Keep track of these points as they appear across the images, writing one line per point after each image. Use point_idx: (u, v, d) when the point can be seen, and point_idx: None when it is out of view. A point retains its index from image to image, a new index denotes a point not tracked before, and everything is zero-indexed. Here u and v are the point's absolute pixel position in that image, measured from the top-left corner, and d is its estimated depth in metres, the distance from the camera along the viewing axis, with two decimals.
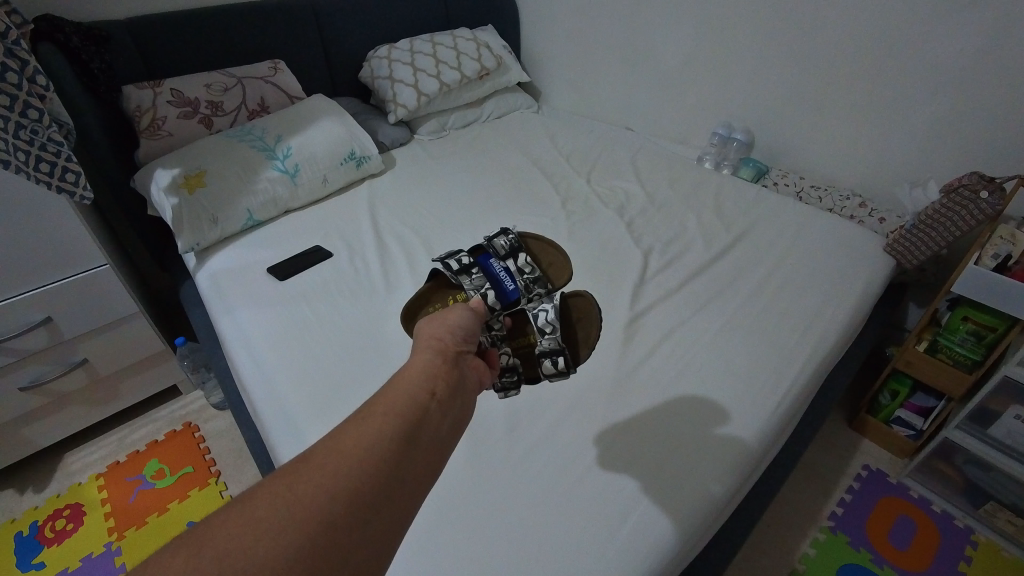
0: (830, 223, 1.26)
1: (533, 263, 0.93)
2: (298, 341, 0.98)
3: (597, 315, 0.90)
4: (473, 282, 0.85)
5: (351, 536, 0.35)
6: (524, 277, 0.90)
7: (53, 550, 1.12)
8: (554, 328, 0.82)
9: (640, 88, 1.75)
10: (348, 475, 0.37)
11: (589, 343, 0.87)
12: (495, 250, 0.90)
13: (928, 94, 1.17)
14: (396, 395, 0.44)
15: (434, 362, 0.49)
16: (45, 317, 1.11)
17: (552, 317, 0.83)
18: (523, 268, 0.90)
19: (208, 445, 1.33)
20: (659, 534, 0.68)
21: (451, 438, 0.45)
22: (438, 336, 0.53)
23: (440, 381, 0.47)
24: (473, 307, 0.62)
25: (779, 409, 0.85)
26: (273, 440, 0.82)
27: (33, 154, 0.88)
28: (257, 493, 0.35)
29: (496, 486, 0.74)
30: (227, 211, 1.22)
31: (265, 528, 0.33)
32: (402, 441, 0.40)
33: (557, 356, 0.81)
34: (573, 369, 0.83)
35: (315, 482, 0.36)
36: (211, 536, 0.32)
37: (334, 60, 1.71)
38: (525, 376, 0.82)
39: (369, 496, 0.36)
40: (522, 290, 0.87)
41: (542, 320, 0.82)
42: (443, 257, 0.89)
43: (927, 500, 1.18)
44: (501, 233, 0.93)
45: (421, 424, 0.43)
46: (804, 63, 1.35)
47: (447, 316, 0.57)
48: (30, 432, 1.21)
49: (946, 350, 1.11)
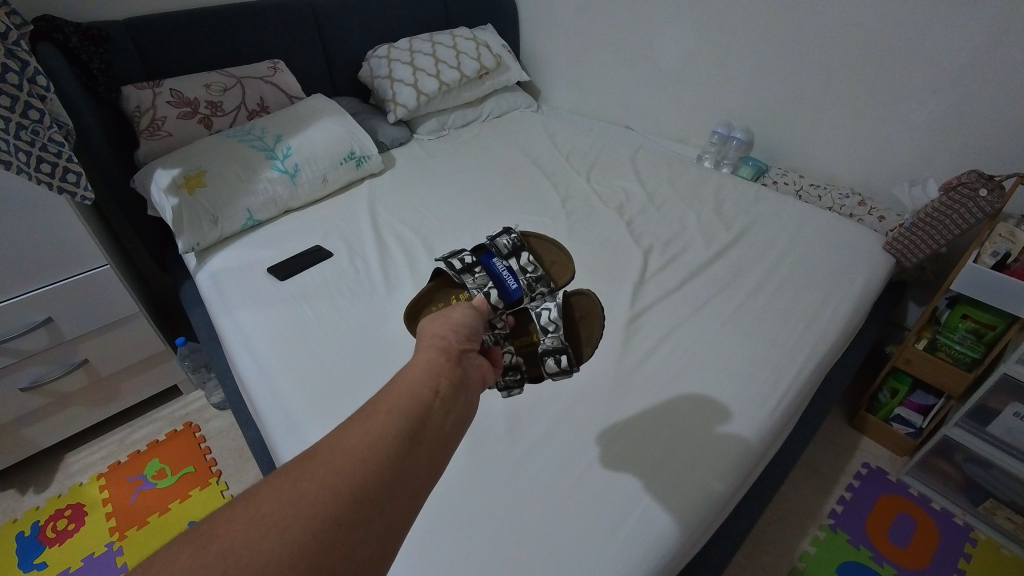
0: (830, 222, 1.26)
1: (536, 262, 0.93)
2: (299, 340, 0.98)
3: (600, 314, 0.90)
4: (476, 281, 0.86)
5: (355, 532, 0.35)
6: (526, 276, 0.89)
7: (55, 550, 1.12)
8: (557, 327, 0.82)
9: (640, 87, 1.75)
10: (351, 473, 0.37)
11: (591, 342, 0.87)
12: (498, 249, 0.91)
13: (928, 92, 1.18)
14: (400, 392, 0.44)
15: (437, 361, 0.49)
16: (46, 317, 1.11)
17: (555, 317, 0.83)
18: (525, 267, 0.90)
19: (209, 445, 1.33)
20: (660, 531, 0.68)
21: (455, 435, 0.45)
22: (440, 336, 0.53)
23: (443, 379, 0.47)
24: (475, 305, 0.62)
25: (778, 407, 0.85)
26: (274, 440, 0.83)
27: (34, 154, 0.88)
28: (261, 489, 0.35)
29: (496, 485, 0.74)
30: (226, 211, 1.22)
31: (270, 524, 0.33)
32: (406, 438, 0.41)
33: (560, 355, 0.81)
34: (576, 368, 0.83)
35: (319, 478, 0.36)
36: (217, 532, 0.33)
37: (333, 60, 1.71)
38: (527, 375, 0.82)
39: (372, 492, 0.37)
40: (524, 289, 0.87)
41: (545, 318, 0.82)
42: (446, 257, 0.90)
43: (927, 498, 1.18)
44: (503, 233, 0.94)
45: (424, 421, 0.43)
46: (803, 62, 1.35)
47: (449, 315, 0.57)
48: (31, 432, 1.21)
49: (945, 348, 1.11)
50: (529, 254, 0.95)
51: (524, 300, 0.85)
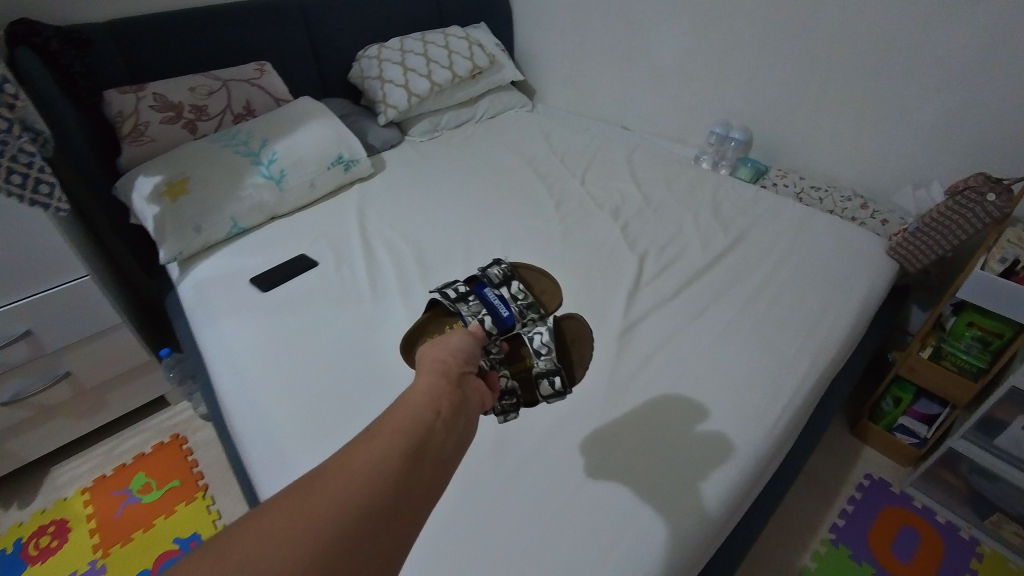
0: (831, 225, 1.23)
1: (526, 290, 0.90)
2: (280, 355, 0.94)
3: (590, 336, 0.87)
4: (470, 309, 0.80)
5: (356, 559, 0.32)
6: (518, 304, 0.85)
7: (38, 568, 1.10)
8: (550, 349, 0.78)
9: (636, 85, 1.71)
10: (352, 495, 0.34)
11: (582, 362, 0.83)
12: (490, 279, 0.86)
13: (932, 91, 1.13)
14: (400, 413, 0.42)
15: (438, 382, 0.46)
16: (26, 329, 1.08)
17: (548, 342, 0.80)
18: (517, 295, 0.86)
19: (197, 457, 1.31)
20: (651, 559, 0.65)
21: (456, 456, 0.42)
22: (440, 358, 0.50)
23: (445, 400, 0.44)
24: (471, 331, 0.59)
25: (776, 424, 0.81)
26: (255, 462, 0.80)
27: (4, 165, 0.85)
28: (260, 516, 0.33)
29: (480, 508, 0.71)
30: (210, 218, 1.19)
31: (268, 549, 0.30)
32: (408, 458, 0.38)
33: (554, 377, 0.77)
34: (570, 389, 0.79)
35: (324, 501, 0.33)
36: (214, 558, 0.30)
37: (322, 61, 1.68)
38: (522, 400, 0.77)
39: (373, 517, 0.34)
40: (516, 315, 0.82)
41: (537, 341, 0.78)
42: (441, 287, 0.85)
43: (931, 510, 1.15)
44: (494, 262, 0.90)
45: (424, 443, 0.40)
46: (804, 60, 1.30)
47: (448, 340, 0.54)
48: (15, 446, 1.19)
49: (951, 357, 1.07)
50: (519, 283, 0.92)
51: (518, 326, 0.81)
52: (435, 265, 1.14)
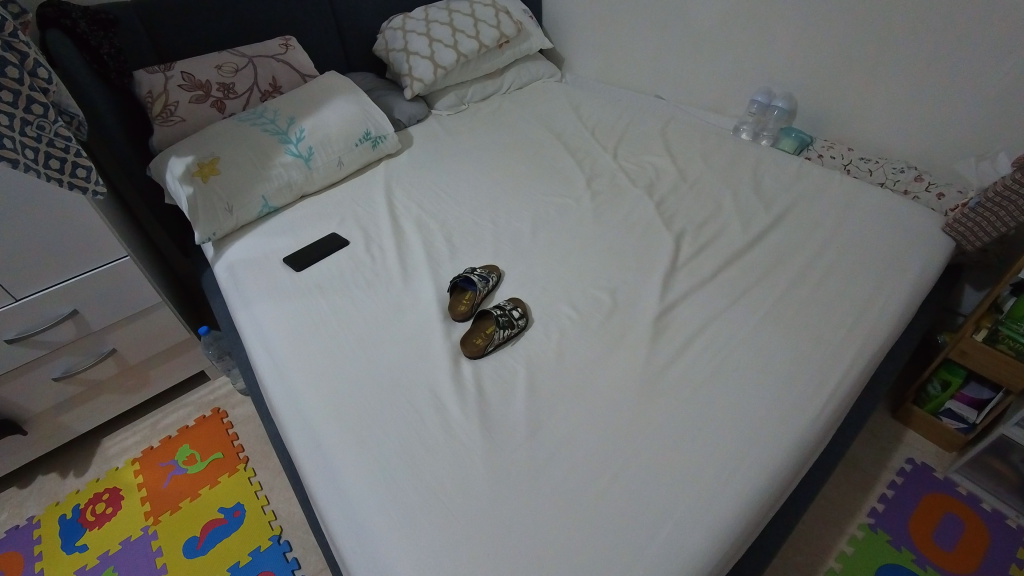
0: (881, 202, 1.16)
1: (510, 321, 0.92)
2: (313, 336, 0.96)
3: (525, 315, 0.95)
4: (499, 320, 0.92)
5: None
6: (506, 309, 0.93)
7: (96, 533, 1.17)
8: (522, 315, 0.94)
9: (670, 54, 1.63)
10: None
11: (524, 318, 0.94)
12: (498, 318, 0.92)
13: (1003, 53, 1.04)
14: None
15: None
16: (72, 309, 1.12)
17: (510, 306, 0.95)
18: (505, 320, 0.92)
19: (237, 431, 1.36)
20: (689, 554, 0.65)
21: None
22: None
23: None
24: None
25: (820, 415, 0.79)
26: (297, 449, 0.82)
27: (41, 150, 0.86)
28: None
29: (512, 493, 0.71)
30: (241, 199, 1.20)
31: None
32: None
33: (518, 310, 0.95)
34: (525, 313, 0.95)
35: None
36: None
37: (346, 33, 1.64)
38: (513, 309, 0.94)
39: None
40: (507, 320, 0.92)
41: (513, 309, 0.94)
42: (485, 315, 0.94)
43: (976, 498, 1.11)
44: (500, 319, 0.92)
45: None
46: (859, 21, 1.20)
47: None
48: (68, 418, 1.25)
49: (1008, 341, 1.00)
50: (503, 318, 0.92)
51: (504, 311, 0.93)
52: (465, 247, 1.14)
